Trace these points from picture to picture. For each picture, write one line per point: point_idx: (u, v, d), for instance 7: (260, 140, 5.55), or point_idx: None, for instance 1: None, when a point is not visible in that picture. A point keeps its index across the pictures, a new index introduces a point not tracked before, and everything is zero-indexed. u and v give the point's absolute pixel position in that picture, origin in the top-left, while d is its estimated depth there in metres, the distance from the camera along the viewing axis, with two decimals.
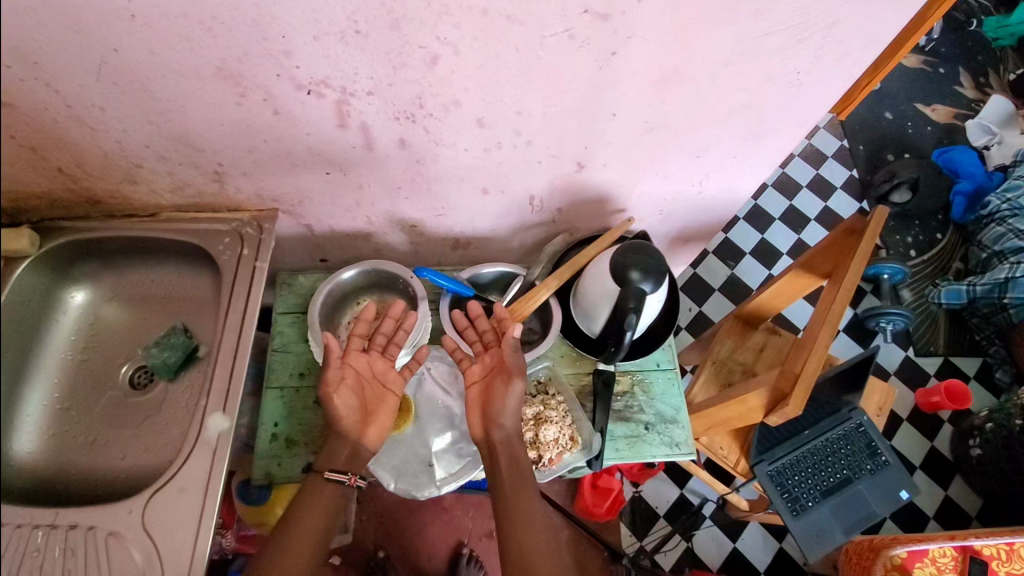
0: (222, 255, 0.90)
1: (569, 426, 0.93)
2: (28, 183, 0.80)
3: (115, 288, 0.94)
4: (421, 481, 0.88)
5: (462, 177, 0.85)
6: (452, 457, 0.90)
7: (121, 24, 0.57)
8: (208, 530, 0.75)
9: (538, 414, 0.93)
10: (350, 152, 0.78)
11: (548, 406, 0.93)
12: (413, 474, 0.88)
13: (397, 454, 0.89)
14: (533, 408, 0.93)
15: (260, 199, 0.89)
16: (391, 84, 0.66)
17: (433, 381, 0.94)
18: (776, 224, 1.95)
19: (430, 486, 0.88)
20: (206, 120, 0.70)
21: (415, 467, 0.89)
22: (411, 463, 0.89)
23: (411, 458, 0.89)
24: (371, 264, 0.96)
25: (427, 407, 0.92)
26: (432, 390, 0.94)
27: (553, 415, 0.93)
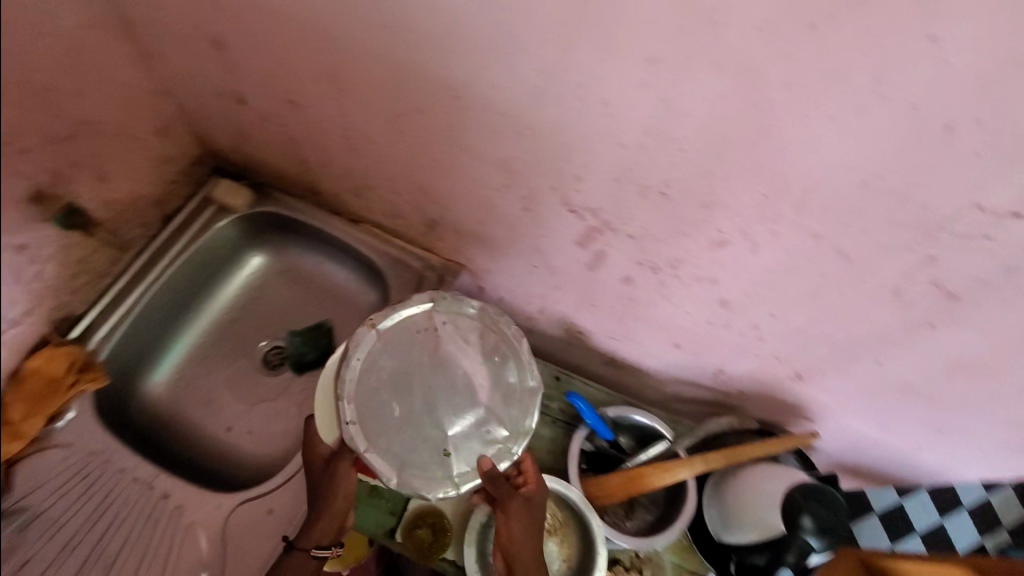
0: (396, 287, 0.89)
1: None
2: (268, 155, 0.84)
3: (287, 264, 0.98)
4: (430, 479, 0.60)
5: (665, 327, 0.78)
6: (474, 444, 0.62)
7: (439, 96, 0.55)
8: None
9: None
10: (569, 263, 0.73)
11: None
12: (422, 466, 0.60)
13: (400, 440, 0.61)
14: None
15: (455, 253, 0.87)
16: (658, 240, 0.60)
17: (428, 340, 0.66)
18: None
19: (445, 484, 0.60)
20: (457, 187, 0.68)
21: (428, 455, 0.61)
22: (415, 443, 0.61)
23: (415, 442, 0.61)
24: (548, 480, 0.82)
25: (442, 376, 0.64)
26: (449, 351, 0.65)
27: None
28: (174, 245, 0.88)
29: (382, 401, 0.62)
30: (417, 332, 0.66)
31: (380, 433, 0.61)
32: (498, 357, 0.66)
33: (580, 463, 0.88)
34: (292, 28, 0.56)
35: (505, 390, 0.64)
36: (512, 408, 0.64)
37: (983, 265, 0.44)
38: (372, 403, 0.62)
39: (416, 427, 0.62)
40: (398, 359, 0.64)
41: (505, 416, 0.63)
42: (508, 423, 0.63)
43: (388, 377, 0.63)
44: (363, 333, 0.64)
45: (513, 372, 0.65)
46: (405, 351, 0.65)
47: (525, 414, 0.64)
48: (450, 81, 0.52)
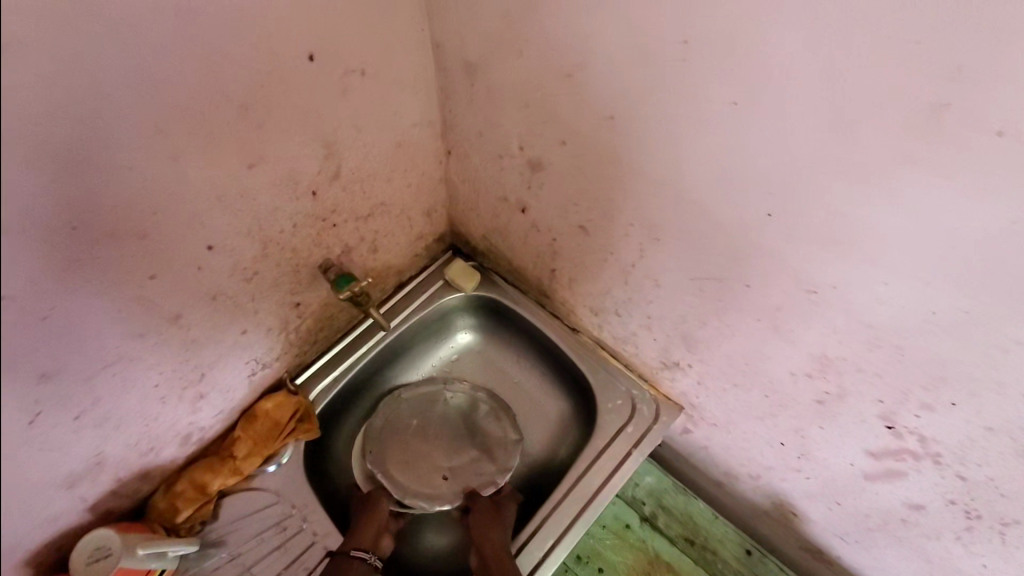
0: (606, 413, 0.84)
1: None
2: (517, 254, 0.85)
3: (491, 351, 0.97)
4: (430, 498, 0.81)
5: (930, 562, 0.65)
6: (467, 474, 0.83)
7: (780, 284, 0.51)
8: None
9: None
10: (835, 461, 0.64)
11: None
12: (429, 493, 0.81)
13: (412, 468, 0.83)
14: None
15: (680, 394, 0.81)
16: (1001, 497, 0.50)
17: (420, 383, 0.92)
18: None
19: (437, 501, 0.81)
20: (735, 353, 0.63)
21: (432, 493, 0.81)
22: (423, 479, 0.83)
23: (426, 471, 0.83)
24: None
25: (450, 424, 0.88)
26: (454, 408, 0.90)
27: None
28: (402, 314, 0.91)
29: (395, 448, 0.85)
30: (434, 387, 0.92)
31: (398, 459, 0.84)
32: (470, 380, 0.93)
33: None
34: (630, 189, 0.56)
35: (495, 441, 0.86)
36: (501, 447, 0.86)
37: None
38: (391, 436, 0.86)
39: (428, 456, 0.85)
40: (410, 407, 0.89)
41: (492, 452, 0.85)
42: (501, 461, 0.85)
43: (402, 422, 0.88)
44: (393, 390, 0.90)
45: (487, 408, 0.89)
46: (427, 387, 0.91)
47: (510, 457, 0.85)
48: (803, 282, 0.49)
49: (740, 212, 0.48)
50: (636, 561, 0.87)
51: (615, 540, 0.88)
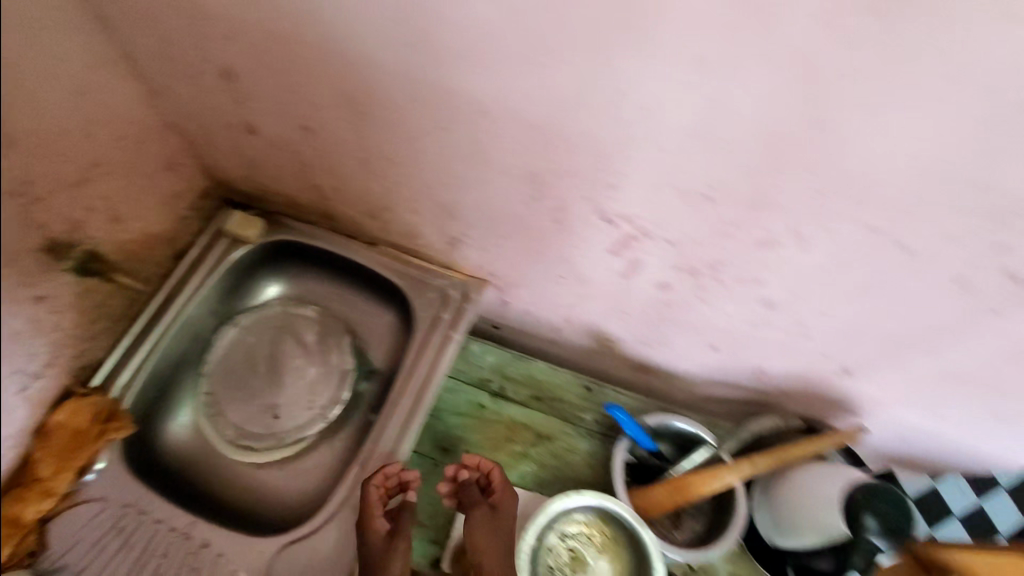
0: (420, 308, 0.86)
1: None
2: (281, 184, 0.82)
3: (309, 291, 0.96)
4: (260, 436, 0.86)
5: (702, 331, 0.75)
6: (299, 408, 0.87)
7: (466, 115, 0.53)
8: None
9: None
10: (601, 273, 0.71)
11: None
12: (259, 431, 0.86)
13: (242, 410, 0.87)
14: None
15: (479, 268, 0.84)
16: (700, 243, 0.58)
17: (250, 323, 0.93)
18: None
19: (269, 437, 0.86)
20: (481, 202, 0.66)
21: (263, 431, 0.86)
22: (257, 419, 0.86)
23: (259, 410, 0.87)
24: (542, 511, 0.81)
25: (282, 360, 0.91)
26: (283, 344, 0.92)
27: None
28: (192, 281, 0.86)
29: (230, 391, 0.88)
30: (266, 326, 0.93)
31: (229, 402, 0.87)
32: (298, 317, 0.94)
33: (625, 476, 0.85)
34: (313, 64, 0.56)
35: (324, 371, 0.90)
36: (331, 377, 0.90)
37: None
38: (224, 379, 0.89)
39: (261, 394, 0.88)
40: (243, 346, 0.91)
41: (326, 370, 0.90)
42: (330, 392, 0.89)
43: (238, 361, 0.90)
44: (227, 328, 0.91)
45: (311, 327, 0.93)
46: (246, 323, 0.93)
47: (340, 387, 0.89)
48: (477, 105, 0.51)
49: (402, 49, 0.50)
50: (495, 431, 0.92)
51: (473, 421, 0.93)
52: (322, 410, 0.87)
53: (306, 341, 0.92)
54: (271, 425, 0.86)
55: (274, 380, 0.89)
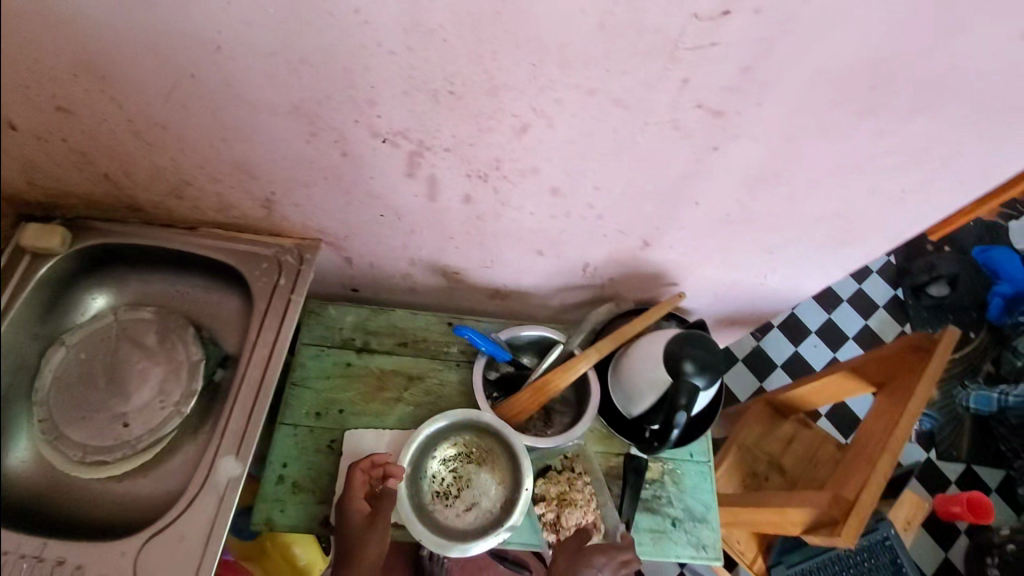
0: (256, 281, 0.86)
1: (593, 512, 0.87)
2: (69, 182, 0.78)
3: (140, 293, 0.92)
4: (112, 449, 0.81)
5: (521, 237, 0.81)
6: (152, 411, 0.84)
7: (204, 54, 0.54)
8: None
9: (562, 494, 0.87)
10: (410, 200, 0.74)
11: (574, 485, 0.88)
12: (110, 443, 0.82)
13: (87, 428, 0.82)
14: (557, 487, 0.87)
15: (305, 228, 0.85)
16: (472, 144, 0.62)
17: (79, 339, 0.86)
18: (844, 307, 1.82)
19: (122, 447, 0.81)
20: (269, 152, 0.67)
21: (115, 443, 0.82)
22: (106, 432, 0.82)
23: (107, 423, 0.82)
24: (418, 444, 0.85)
25: (123, 368, 0.86)
26: (120, 352, 0.87)
27: (579, 498, 0.88)
28: None
29: None
30: (99, 337, 0.87)
31: None
32: (134, 321, 0.89)
33: (490, 391, 0.91)
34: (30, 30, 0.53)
35: (171, 368, 0.88)
36: (181, 372, 0.88)
37: (724, 73, 0.51)
38: None
39: (106, 406, 0.83)
40: (75, 363, 0.85)
41: (175, 366, 0.88)
42: (182, 386, 0.87)
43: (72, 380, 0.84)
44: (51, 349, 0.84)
45: (149, 328, 0.89)
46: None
47: (192, 379, 0.87)
48: (209, 41, 0.53)
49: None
50: (366, 384, 0.94)
51: (343, 380, 0.94)
52: (176, 406, 0.85)
53: (144, 342, 0.88)
54: (123, 435, 0.82)
55: (117, 389, 0.84)
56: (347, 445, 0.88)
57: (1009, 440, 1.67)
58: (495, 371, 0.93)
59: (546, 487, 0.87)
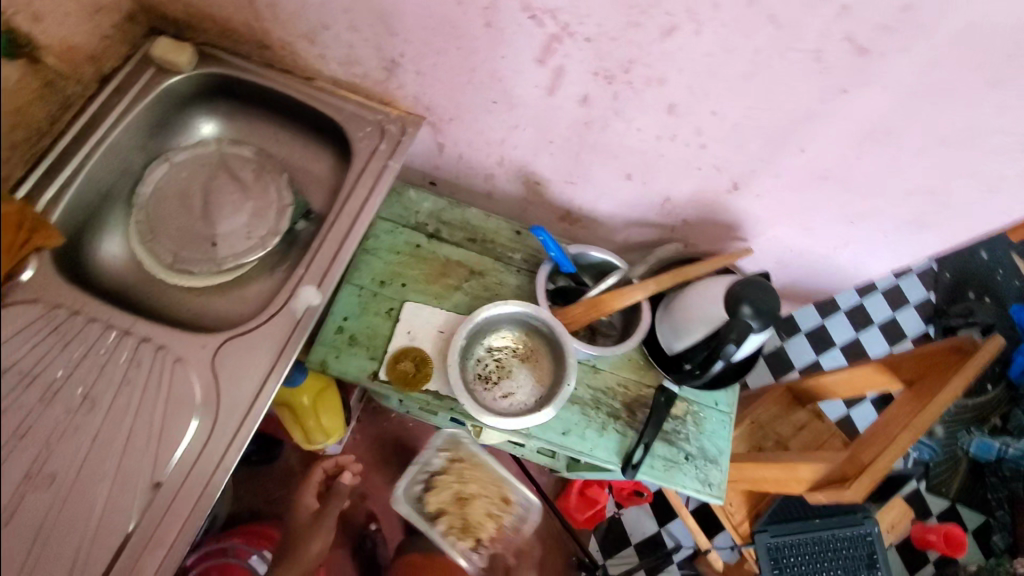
0: (358, 141, 0.90)
1: (497, 490, 1.17)
2: (213, 3, 0.82)
3: (245, 132, 0.97)
4: (198, 262, 0.87)
5: (617, 155, 0.84)
6: (238, 238, 0.89)
7: None
8: (260, 410, 0.73)
9: (461, 493, 1.15)
10: (527, 90, 0.77)
11: (464, 482, 1.16)
12: (197, 257, 0.87)
13: (178, 239, 0.88)
14: (447, 490, 1.15)
15: (414, 102, 0.88)
16: (614, 39, 0.65)
17: (184, 159, 0.92)
18: (872, 330, 1.83)
19: (207, 263, 0.87)
20: (416, 7, 0.70)
21: (202, 259, 0.87)
22: (196, 247, 0.88)
23: (197, 240, 0.88)
24: (474, 326, 0.90)
25: (218, 194, 0.91)
26: (218, 179, 0.92)
27: (466, 484, 1.16)
28: (117, 106, 0.84)
29: (165, 221, 0.89)
30: (202, 162, 0.92)
31: (164, 231, 0.88)
32: (235, 155, 0.94)
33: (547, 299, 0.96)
34: None
35: (262, 204, 0.91)
36: (269, 210, 0.91)
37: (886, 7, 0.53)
38: (158, 209, 0.89)
39: (199, 224, 0.89)
40: (176, 180, 0.91)
41: (265, 204, 0.91)
42: (268, 223, 0.90)
43: (173, 194, 0.90)
44: (159, 161, 0.91)
45: (247, 164, 0.94)
46: (177, 160, 0.92)
47: (278, 220, 0.91)
48: None
49: None
50: (431, 267, 0.99)
51: (410, 258, 0.99)
52: (262, 238, 0.89)
53: (241, 177, 0.93)
54: (209, 254, 0.88)
55: (210, 212, 0.90)
56: (405, 314, 0.94)
57: (1000, 490, 1.70)
58: (553, 283, 0.98)
59: (434, 481, 1.16)
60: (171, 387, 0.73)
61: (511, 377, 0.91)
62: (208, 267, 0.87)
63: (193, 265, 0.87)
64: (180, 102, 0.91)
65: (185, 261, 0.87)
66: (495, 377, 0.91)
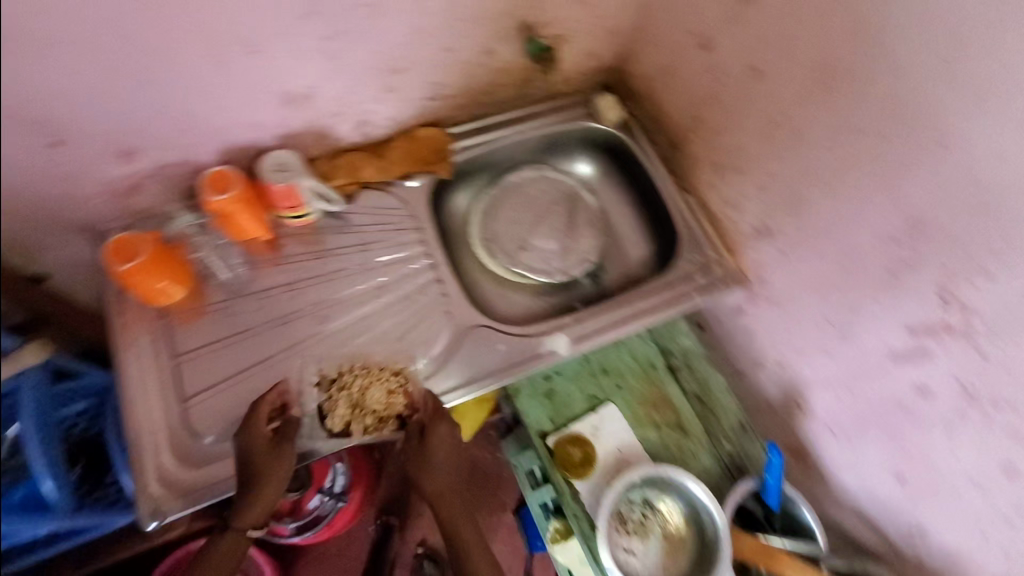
0: (682, 261, 0.95)
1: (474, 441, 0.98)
2: (670, 100, 0.95)
3: (603, 188, 1.09)
4: (500, 252, 1.00)
5: (905, 459, 0.75)
6: (538, 257, 1.00)
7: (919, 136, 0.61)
8: (462, 394, 0.81)
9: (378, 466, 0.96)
10: (871, 342, 0.74)
11: None
12: (503, 248, 1.01)
13: (502, 227, 1.03)
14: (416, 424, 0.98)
15: (752, 269, 0.91)
16: (1012, 377, 0.59)
17: (550, 177, 1.07)
18: None
19: (505, 258, 1.00)
20: (836, 215, 0.73)
21: (504, 252, 1.00)
22: (507, 241, 1.01)
23: (512, 237, 1.02)
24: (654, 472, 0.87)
25: (551, 217, 1.04)
26: (560, 208, 1.05)
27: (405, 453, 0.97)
28: (546, 118, 1.02)
29: (504, 208, 1.04)
30: (560, 188, 1.06)
31: (499, 214, 1.03)
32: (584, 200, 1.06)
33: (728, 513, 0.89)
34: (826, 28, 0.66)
35: (572, 248, 1.02)
36: (574, 256, 1.01)
37: None
38: (508, 197, 1.05)
39: (522, 227, 1.03)
40: (535, 187, 1.06)
41: (575, 249, 1.02)
42: (566, 264, 1.01)
43: (524, 194, 1.05)
44: (535, 167, 1.07)
45: (586, 213, 1.05)
46: (548, 176, 1.07)
47: (574, 267, 1.00)
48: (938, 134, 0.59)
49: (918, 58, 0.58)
50: (649, 392, 0.99)
51: (640, 372, 1.01)
52: (553, 270, 0.99)
53: (575, 218, 1.04)
54: (511, 252, 1.00)
55: (536, 225, 1.03)
56: (603, 411, 0.96)
57: None
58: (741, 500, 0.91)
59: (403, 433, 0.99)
60: (425, 325, 0.84)
61: (644, 541, 0.87)
62: (503, 261, 0.99)
63: (495, 251, 1.00)
64: (583, 140, 1.06)
65: (493, 244, 1.01)
66: (633, 527, 0.87)
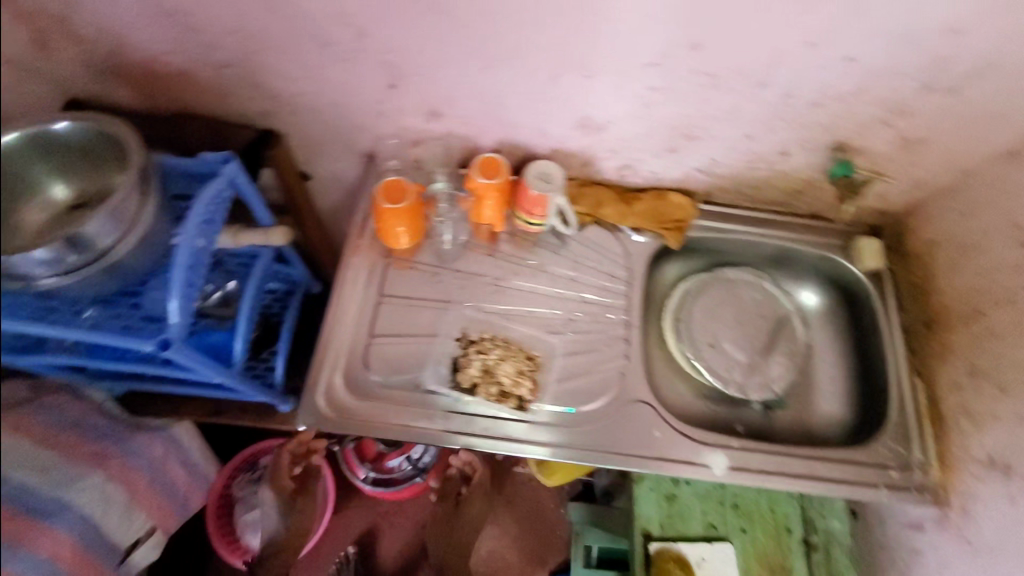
0: (881, 444, 0.84)
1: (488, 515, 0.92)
2: (947, 276, 0.85)
3: (819, 327, 1.00)
4: (689, 338, 0.95)
5: None
6: (723, 362, 0.94)
7: None
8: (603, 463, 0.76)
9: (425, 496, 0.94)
10: None
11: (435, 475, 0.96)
12: (693, 336, 0.96)
13: (701, 314, 0.97)
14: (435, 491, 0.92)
15: (960, 494, 0.78)
16: None
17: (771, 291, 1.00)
18: None
19: (690, 346, 0.94)
20: None
21: (693, 341, 0.95)
22: (699, 331, 0.96)
23: (706, 330, 0.96)
24: None
25: (754, 329, 0.97)
26: (767, 325, 0.97)
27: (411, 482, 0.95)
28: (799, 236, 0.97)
29: (711, 297, 0.99)
30: (776, 305, 0.99)
31: (702, 301, 0.98)
32: (796, 329, 0.98)
33: None
34: None
35: (762, 369, 0.94)
36: (760, 378, 0.94)
37: None
38: (719, 288, 0.99)
39: (720, 324, 0.97)
40: (751, 293, 0.99)
41: (764, 372, 0.94)
42: (748, 382, 0.93)
43: (737, 294, 0.99)
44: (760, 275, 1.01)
45: (792, 343, 0.97)
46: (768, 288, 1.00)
47: (755, 390, 0.93)
48: None
49: None
50: (773, 556, 0.87)
51: (774, 532, 0.89)
52: (733, 383, 0.93)
53: (778, 342, 0.96)
54: (698, 343, 0.95)
55: (734, 329, 0.97)
56: (718, 548, 0.86)
57: None
58: None
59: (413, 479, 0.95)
60: (597, 377, 0.82)
61: None
62: (687, 349, 0.94)
63: (684, 335, 0.95)
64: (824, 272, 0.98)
65: (685, 328, 0.96)
66: None
